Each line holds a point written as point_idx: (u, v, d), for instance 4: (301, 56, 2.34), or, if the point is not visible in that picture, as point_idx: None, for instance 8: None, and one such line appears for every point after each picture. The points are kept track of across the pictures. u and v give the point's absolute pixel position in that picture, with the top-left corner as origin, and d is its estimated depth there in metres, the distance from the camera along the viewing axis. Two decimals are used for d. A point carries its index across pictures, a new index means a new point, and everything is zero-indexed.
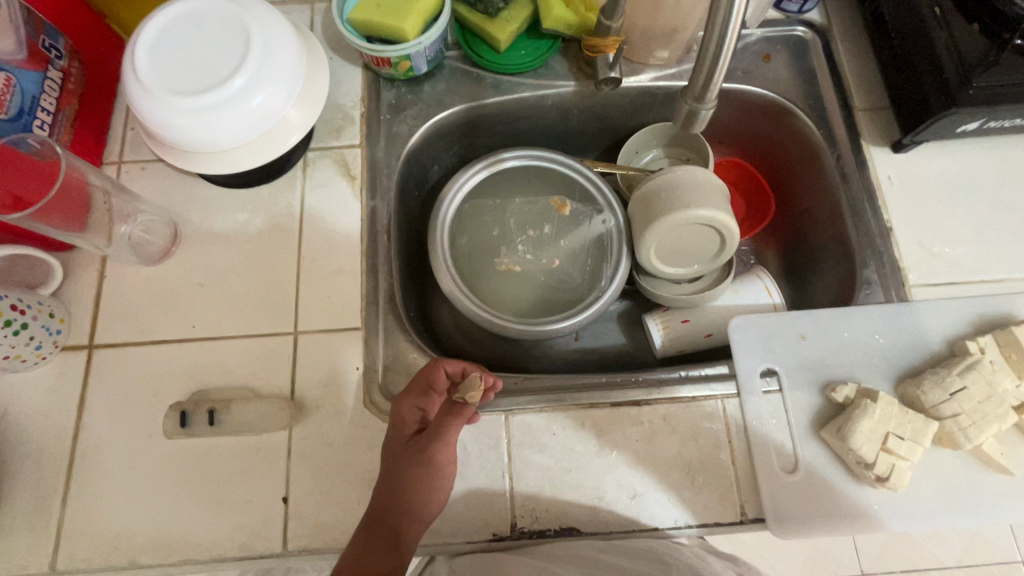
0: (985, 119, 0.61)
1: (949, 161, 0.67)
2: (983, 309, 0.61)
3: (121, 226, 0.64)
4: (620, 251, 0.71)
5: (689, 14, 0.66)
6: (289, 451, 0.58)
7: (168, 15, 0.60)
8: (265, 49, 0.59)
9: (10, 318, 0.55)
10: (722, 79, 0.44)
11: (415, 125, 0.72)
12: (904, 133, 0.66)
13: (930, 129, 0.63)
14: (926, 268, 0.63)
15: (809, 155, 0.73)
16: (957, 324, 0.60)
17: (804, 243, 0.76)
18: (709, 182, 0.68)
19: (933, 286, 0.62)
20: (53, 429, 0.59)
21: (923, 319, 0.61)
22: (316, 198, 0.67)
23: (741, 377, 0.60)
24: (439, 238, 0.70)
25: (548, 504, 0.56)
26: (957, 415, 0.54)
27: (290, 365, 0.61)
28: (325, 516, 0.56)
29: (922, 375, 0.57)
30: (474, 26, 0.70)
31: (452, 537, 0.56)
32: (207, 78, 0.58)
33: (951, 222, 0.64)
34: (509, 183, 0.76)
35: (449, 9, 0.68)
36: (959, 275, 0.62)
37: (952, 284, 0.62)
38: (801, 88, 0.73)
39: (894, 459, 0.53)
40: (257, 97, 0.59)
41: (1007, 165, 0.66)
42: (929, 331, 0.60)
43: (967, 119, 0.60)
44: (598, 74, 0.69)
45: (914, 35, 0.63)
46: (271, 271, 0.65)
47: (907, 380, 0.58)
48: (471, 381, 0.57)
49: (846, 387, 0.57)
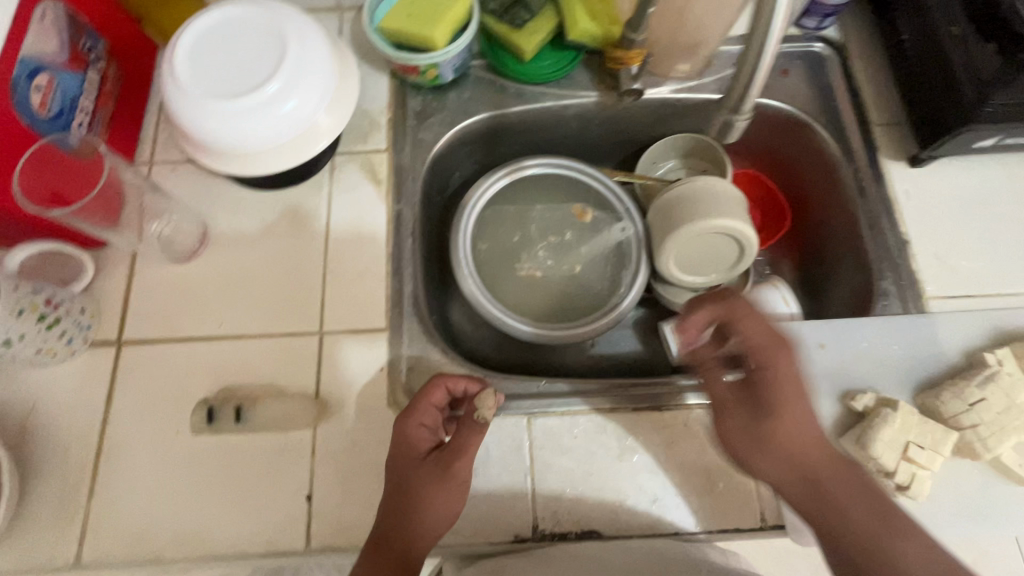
0: (1001, 135, 0.63)
1: (964, 176, 0.68)
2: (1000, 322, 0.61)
3: (151, 224, 0.65)
4: (640, 259, 0.73)
5: (711, 29, 0.67)
6: (314, 450, 0.59)
7: (206, 21, 0.61)
8: (300, 57, 0.60)
9: (43, 312, 0.56)
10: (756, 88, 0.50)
11: (440, 131, 0.73)
12: (922, 147, 0.67)
13: (948, 144, 0.64)
14: (942, 280, 0.64)
15: (826, 168, 0.75)
16: (975, 336, 0.61)
17: (820, 255, 0.77)
18: (727, 192, 0.69)
19: (949, 299, 0.63)
20: (80, 423, 0.59)
21: (940, 330, 0.62)
22: (343, 201, 0.68)
23: (762, 384, 0.60)
24: (462, 243, 0.71)
25: (571, 508, 0.57)
26: (976, 425, 0.55)
27: (315, 364, 0.62)
28: (349, 515, 0.57)
29: (940, 385, 0.58)
30: (500, 37, 0.72)
31: (474, 537, 0.56)
32: (243, 82, 0.59)
33: (967, 235, 0.66)
34: (530, 190, 0.77)
35: (477, 19, 0.69)
36: (975, 288, 0.64)
37: (968, 297, 0.63)
38: (819, 102, 0.74)
39: (915, 469, 0.53)
40: (290, 103, 0.60)
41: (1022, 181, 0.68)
42: (946, 342, 0.61)
43: (983, 135, 0.62)
44: (621, 85, 0.73)
45: (931, 52, 0.64)
46: (297, 271, 0.66)
47: (925, 390, 0.59)
48: (481, 398, 0.55)
49: (866, 396, 0.58)
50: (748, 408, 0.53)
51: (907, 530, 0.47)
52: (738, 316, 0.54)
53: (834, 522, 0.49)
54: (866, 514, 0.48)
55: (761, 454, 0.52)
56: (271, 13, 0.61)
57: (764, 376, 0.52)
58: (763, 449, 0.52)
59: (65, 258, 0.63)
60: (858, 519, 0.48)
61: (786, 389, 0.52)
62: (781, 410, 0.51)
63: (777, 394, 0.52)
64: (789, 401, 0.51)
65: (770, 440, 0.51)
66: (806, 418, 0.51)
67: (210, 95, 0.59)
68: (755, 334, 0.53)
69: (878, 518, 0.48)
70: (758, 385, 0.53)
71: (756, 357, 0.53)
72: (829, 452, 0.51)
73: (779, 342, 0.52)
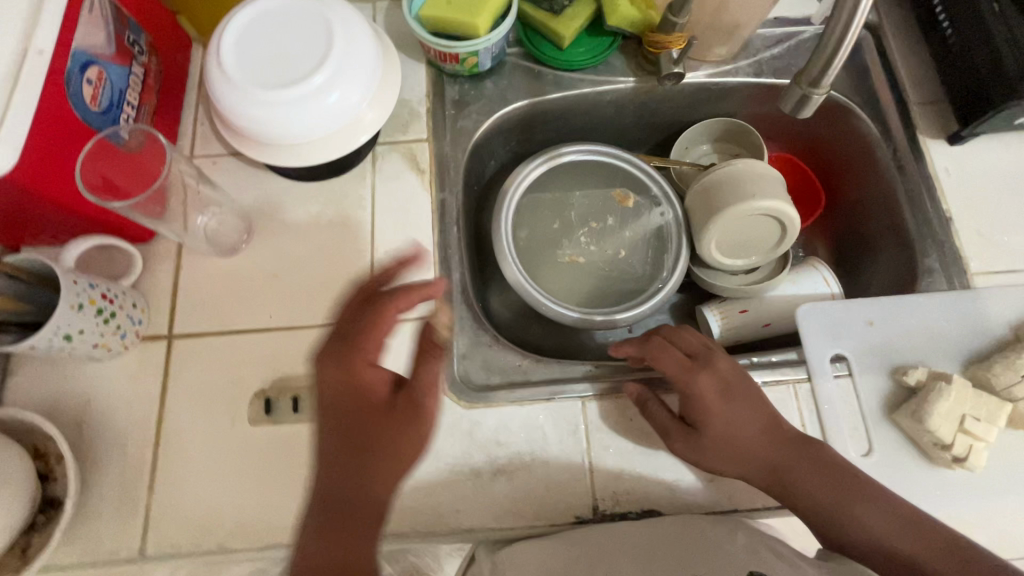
0: None
1: (1003, 152, 0.69)
2: None
3: (198, 217, 0.66)
4: (680, 243, 0.73)
5: (752, 11, 0.68)
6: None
7: (251, 10, 0.61)
8: (344, 46, 0.60)
9: (101, 306, 0.55)
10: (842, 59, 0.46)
11: (479, 119, 0.74)
12: (962, 125, 0.67)
13: (990, 121, 0.65)
14: (986, 256, 0.65)
15: (862, 147, 0.75)
16: (1021, 309, 0.62)
17: (857, 235, 0.78)
18: (767, 174, 0.69)
19: (994, 274, 0.64)
20: (137, 416, 0.59)
21: (987, 304, 0.62)
22: (387, 191, 0.69)
23: (812, 362, 0.61)
24: (504, 230, 0.71)
25: (630, 487, 0.57)
26: None
27: (368, 352, 0.62)
28: (410, 500, 0.57)
29: (990, 358, 0.59)
30: (538, 23, 0.71)
31: (535, 519, 0.56)
32: (288, 73, 0.59)
33: (1008, 211, 0.66)
34: (567, 177, 0.77)
35: (516, 6, 0.69)
36: (1019, 262, 0.64)
37: (1013, 272, 0.64)
38: (854, 83, 0.75)
39: (971, 440, 0.55)
40: (335, 93, 0.60)
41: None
42: (993, 316, 0.62)
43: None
44: (661, 70, 0.72)
45: (972, 29, 0.65)
46: (344, 262, 0.66)
47: (975, 363, 0.60)
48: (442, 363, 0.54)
49: (918, 371, 0.58)
50: (690, 428, 0.55)
51: (867, 494, 0.51)
52: (653, 353, 0.58)
53: (799, 504, 0.52)
54: (825, 489, 0.52)
55: (726, 463, 0.54)
56: (316, 2, 0.61)
57: (691, 399, 0.55)
58: (717, 456, 0.54)
59: (113, 254, 0.63)
60: (820, 502, 0.51)
61: (712, 402, 0.55)
62: (710, 423, 0.54)
63: (710, 415, 0.54)
64: (714, 407, 0.54)
65: (728, 446, 0.54)
66: (743, 418, 0.55)
67: (255, 85, 0.59)
68: (674, 362, 0.56)
69: (835, 490, 0.51)
70: (688, 403, 0.55)
71: (676, 379, 0.56)
72: (777, 438, 0.54)
73: (700, 359, 0.57)
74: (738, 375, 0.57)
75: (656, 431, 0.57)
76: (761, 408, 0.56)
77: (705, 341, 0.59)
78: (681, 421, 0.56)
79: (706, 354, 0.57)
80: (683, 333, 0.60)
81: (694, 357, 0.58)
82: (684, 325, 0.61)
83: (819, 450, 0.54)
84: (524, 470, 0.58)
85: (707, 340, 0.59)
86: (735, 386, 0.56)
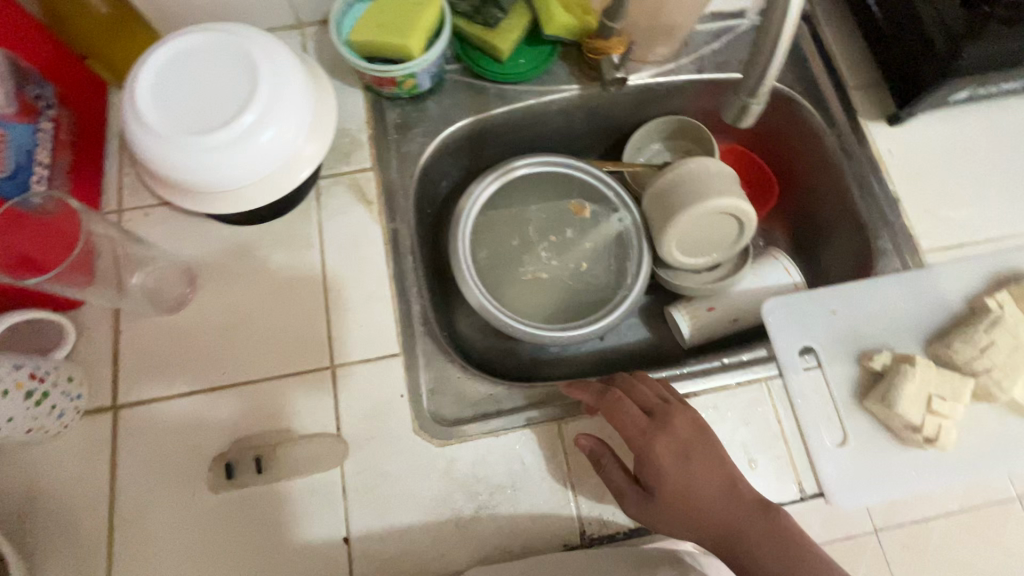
0: (974, 86, 0.65)
1: (942, 128, 0.70)
2: (996, 266, 0.63)
3: (132, 277, 0.61)
4: (641, 248, 0.72)
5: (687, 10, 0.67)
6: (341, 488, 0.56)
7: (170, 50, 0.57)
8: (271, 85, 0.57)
9: (29, 389, 0.50)
10: (776, 71, 0.46)
11: (425, 142, 0.71)
12: (900, 105, 0.69)
13: (926, 100, 0.66)
14: (936, 232, 0.66)
15: (808, 134, 0.76)
16: (973, 282, 0.63)
17: (812, 221, 0.79)
18: (721, 171, 0.69)
19: (946, 249, 0.65)
20: (87, 498, 0.55)
21: (942, 280, 0.63)
22: (336, 227, 0.66)
23: (782, 357, 0.61)
24: (463, 254, 0.69)
25: (616, 508, 0.56)
26: (989, 369, 0.56)
27: (332, 400, 0.59)
28: (392, 550, 0.55)
29: (950, 334, 0.60)
30: (475, 38, 0.69)
31: (523, 553, 0.55)
32: (215, 116, 0.55)
33: (952, 186, 0.68)
34: (522, 192, 0.76)
35: (450, 23, 0.67)
36: (967, 236, 0.66)
37: (962, 245, 0.65)
38: (795, 72, 0.75)
39: (939, 420, 0.55)
40: (269, 131, 0.57)
41: (996, 127, 0.70)
42: (948, 292, 0.63)
43: (958, 87, 0.64)
44: (604, 75, 0.71)
45: (900, 11, 0.66)
46: (296, 306, 0.62)
47: (936, 340, 0.61)
48: None
49: (883, 355, 0.59)
50: (643, 490, 0.53)
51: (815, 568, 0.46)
52: (608, 408, 0.56)
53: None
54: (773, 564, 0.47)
55: (678, 528, 0.51)
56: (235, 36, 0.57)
57: (645, 459, 0.53)
58: (668, 521, 0.51)
59: (41, 326, 0.58)
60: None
61: (665, 463, 0.52)
62: (661, 485, 0.52)
63: (661, 477, 0.52)
64: (668, 469, 0.52)
65: (680, 509, 0.51)
66: (697, 480, 0.52)
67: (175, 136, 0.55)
68: (630, 420, 0.54)
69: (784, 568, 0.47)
70: (642, 463, 0.53)
71: (632, 437, 0.54)
72: (731, 503, 0.51)
73: (657, 416, 0.55)
74: (697, 433, 0.54)
75: (612, 490, 0.55)
76: (719, 469, 0.52)
77: (663, 395, 0.57)
78: (635, 481, 0.54)
79: (662, 409, 0.55)
80: (640, 386, 0.57)
81: (651, 413, 0.55)
82: (642, 375, 0.59)
83: (776, 520, 0.49)
84: (507, 503, 0.56)
85: (666, 394, 0.57)
86: (693, 446, 0.53)
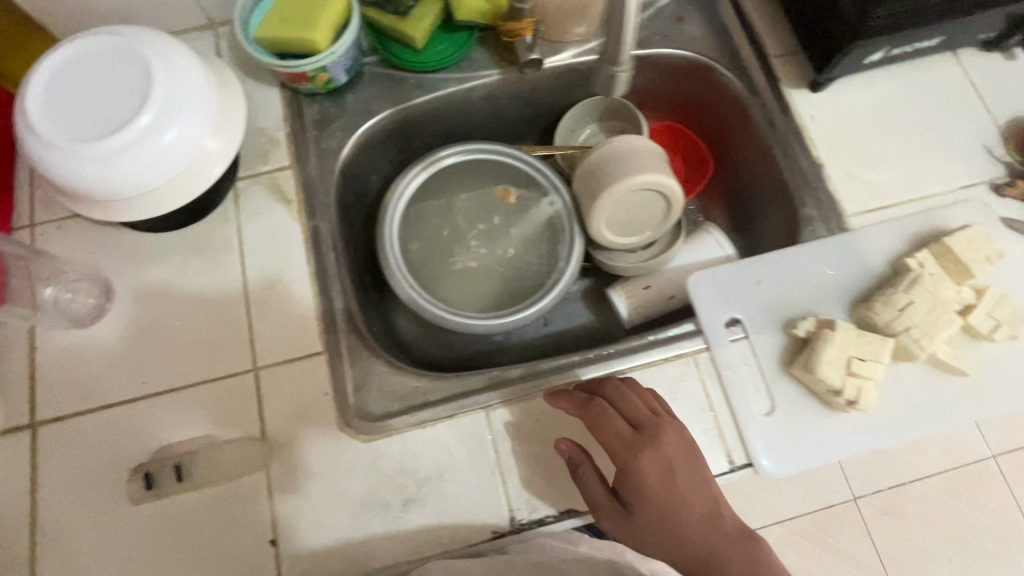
0: (887, 47, 0.64)
1: (863, 93, 0.70)
2: (919, 226, 0.63)
3: (45, 288, 0.59)
4: (573, 231, 0.71)
5: None
6: (265, 490, 0.55)
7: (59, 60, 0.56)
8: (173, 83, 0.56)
9: None
10: (630, 38, 0.50)
11: (345, 136, 0.70)
12: (818, 72, 0.68)
13: (841, 64, 0.66)
14: (859, 196, 0.66)
15: (734, 106, 0.75)
16: (896, 244, 0.63)
17: (745, 194, 0.78)
18: (646, 147, 0.68)
19: (869, 212, 0.65)
20: (7, 518, 0.54)
21: (865, 244, 0.63)
22: (255, 228, 0.64)
23: (708, 329, 0.61)
24: (390, 248, 0.68)
25: (544, 492, 0.56)
26: (909, 328, 0.56)
27: (256, 403, 0.58)
28: (320, 549, 0.54)
29: (873, 296, 0.60)
30: (387, 29, 0.68)
31: (453, 543, 0.55)
32: (111, 120, 0.54)
33: (874, 149, 0.68)
34: (452, 181, 0.75)
35: (358, 13, 0.66)
36: (890, 198, 0.66)
37: (885, 208, 0.65)
38: (717, 44, 0.75)
39: (860, 382, 0.55)
40: (170, 131, 0.55)
41: (915, 88, 0.70)
42: (872, 254, 0.63)
43: (871, 49, 0.63)
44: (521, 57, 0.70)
45: None
46: (216, 311, 0.61)
47: (860, 304, 0.61)
48: None
49: (807, 321, 0.59)
50: (621, 505, 0.53)
51: None
52: (594, 420, 0.54)
53: None
54: None
55: (653, 547, 0.51)
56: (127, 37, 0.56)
57: (630, 476, 0.52)
58: (649, 539, 0.51)
59: None
60: None
61: (652, 484, 0.52)
62: (644, 504, 0.52)
63: (646, 496, 0.52)
64: (652, 486, 0.52)
65: (657, 527, 0.51)
66: (684, 502, 0.52)
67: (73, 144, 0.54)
68: (617, 434, 0.53)
69: None
70: (623, 478, 0.53)
71: (616, 450, 0.54)
72: (716, 529, 0.51)
73: (646, 431, 0.54)
74: (684, 451, 0.54)
75: (586, 500, 0.54)
76: (705, 489, 0.52)
77: (653, 407, 0.55)
78: (613, 494, 0.54)
79: (652, 424, 0.54)
80: (629, 396, 0.56)
81: (640, 426, 0.54)
82: (632, 384, 0.57)
83: (758, 548, 0.50)
84: (436, 494, 0.56)
85: (654, 406, 0.56)
86: (680, 465, 0.53)
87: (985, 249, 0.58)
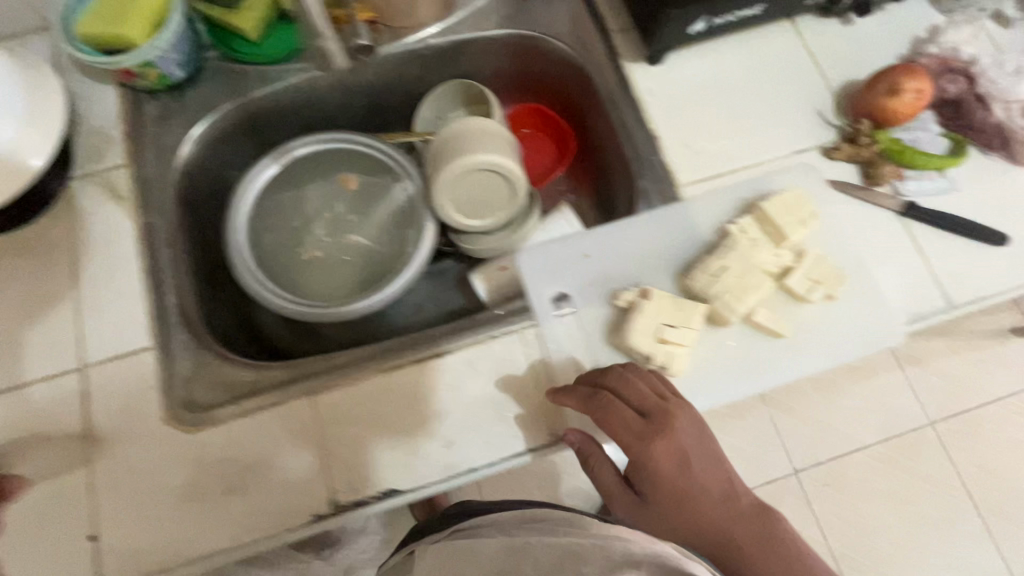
0: (705, 16, 0.67)
1: (696, 66, 0.73)
2: (741, 196, 0.69)
3: None
4: (423, 215, 0.72)
5: None
6: (155, 488, 0.56)
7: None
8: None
9: None
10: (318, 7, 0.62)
11: (186, 132, 0.70)
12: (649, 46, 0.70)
13: (663, 34, 0.68)
14: (691, 167, 0.69)
15: (584, 84, 0.78)
16: (718, 215, 0.68)
17: (602, 172, 0.81)
18: (487, 127, 0.69)
19: (700, 182, 0.69)
20: None
21: (692, 213, 0.68)
22: (87, 227, 0.64)
23: (542, 300, 0.65)
24: (235, 240, 0.68)
25: (369, 472, 0.57)
26: (717, 293, 0.62)
27: (80, 401, 0.58)
28: (140, 542, 0.54)
29: (693, 264, 0.65)
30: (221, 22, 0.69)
31: (275, 528, 0.55)
32: None
33: (706, 121, 0.71)
34: (305, 172, 0.75)
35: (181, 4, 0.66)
36: (719, 168, 0.69)
37: (714, 178, 0.69)
38: (563, 24, 0.76)
39: (671, 346, 0.60)
40: None
41: (744, 64, 0.74)
42: (699, 223, 0.68)
43: (686, 18, 0.66)
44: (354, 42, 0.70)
45: None
46: (45, 312, 0.61)
47: (683, 270, 0.66)
48: None
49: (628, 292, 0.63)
50: (634, 492, 0.57)
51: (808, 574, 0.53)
52: (601, 410, 0.56)
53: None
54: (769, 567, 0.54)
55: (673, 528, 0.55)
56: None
57: (639, 464, 0.56)
58: (646, 517, 0.56)
59: None
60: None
61: (666, 469, 0.55)
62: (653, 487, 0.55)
63: (656, 479, 0.55)
64: (666, 474, 0.55)
65: (674, 512, 0.55)
66: (707, 481, 0.56)
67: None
68: (628, 424, 0.56)
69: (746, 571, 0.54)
70: (636, 467, 0.56)
71: (629, 441, 0.56)
72: (733, 507, 0.55)
73: (654, 421, 0.56)
74: (699, 435, 0.57)
75: (600, 489, 0.59)
76: (720, 470, 0.57)
77: (660, 392, 0.58)
78: (626, 483, 0.58)
79: (659, 410, 0.56)
80: (637, 385, 0.58)
81: (646, 414, 0.57)
82: (632, 368, 0.60)
83: (773, 523, 0.55)
84: (259, 482, 0.56)
85: (662, 391, 0.58)
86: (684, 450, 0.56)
87: (800, 211, 0.65)
